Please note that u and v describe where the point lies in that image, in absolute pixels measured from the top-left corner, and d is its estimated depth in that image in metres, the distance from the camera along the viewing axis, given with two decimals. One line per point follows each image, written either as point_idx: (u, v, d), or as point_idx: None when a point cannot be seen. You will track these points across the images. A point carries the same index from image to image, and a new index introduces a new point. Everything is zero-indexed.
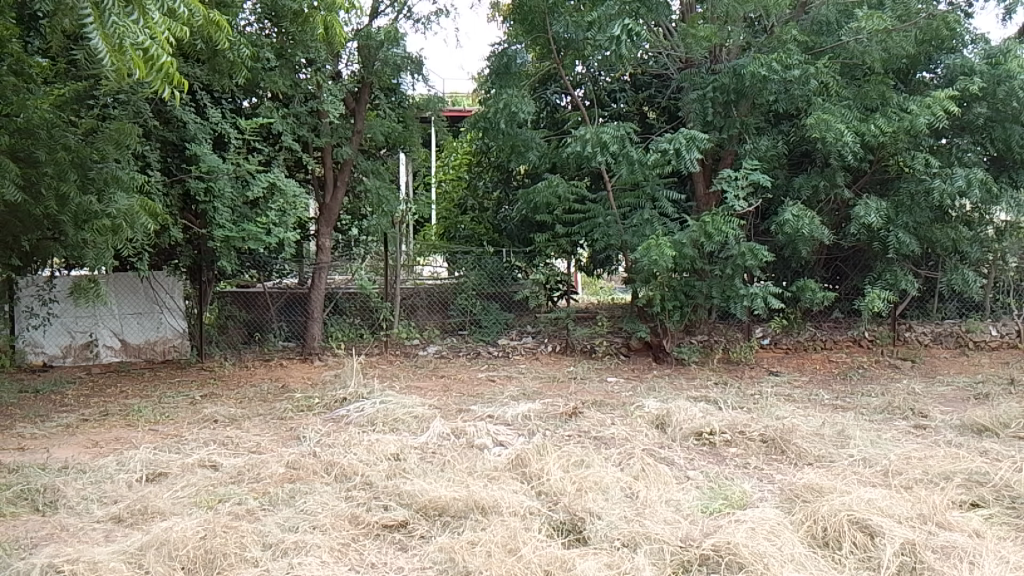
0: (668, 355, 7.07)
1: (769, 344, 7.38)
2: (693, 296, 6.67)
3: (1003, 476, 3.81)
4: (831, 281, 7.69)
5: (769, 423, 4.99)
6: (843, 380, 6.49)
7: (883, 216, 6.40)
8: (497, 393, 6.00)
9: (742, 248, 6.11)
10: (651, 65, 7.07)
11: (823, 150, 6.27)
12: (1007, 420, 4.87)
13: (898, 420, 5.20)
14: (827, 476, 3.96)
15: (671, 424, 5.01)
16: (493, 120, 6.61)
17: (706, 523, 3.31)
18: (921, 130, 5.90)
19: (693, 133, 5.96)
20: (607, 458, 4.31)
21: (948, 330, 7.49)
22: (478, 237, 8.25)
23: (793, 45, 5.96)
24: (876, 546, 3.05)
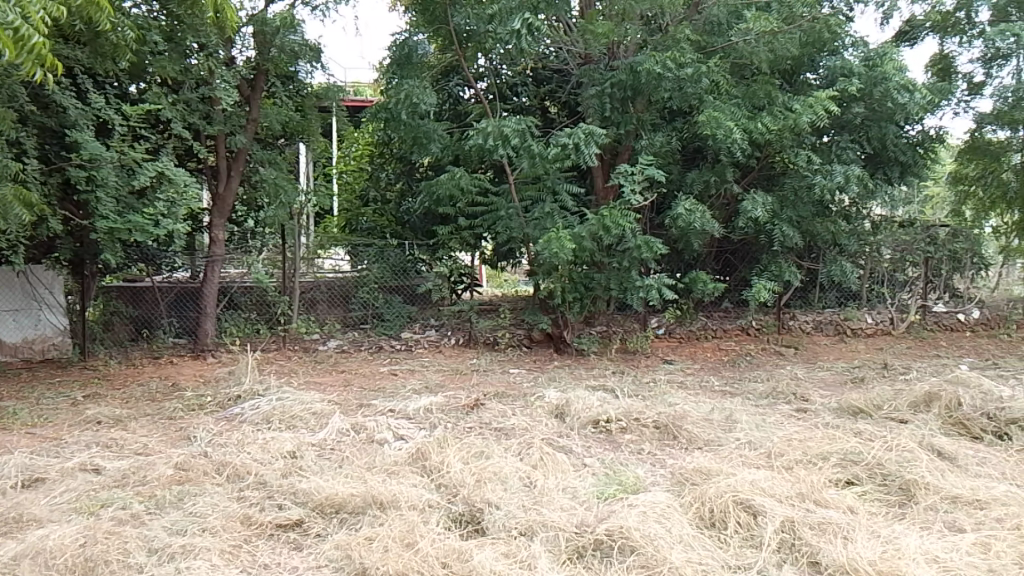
0: (568, 346, 7.20)
1: (664, 334, 7.63)
2: (592, 288, 6.81)
3: (875, 455, 4.07)
4: (721, 272, 8.01)
5: (663, 410, 5.16)
6: (731, 367, 6.79)
7: (769, 211, 6.70)
8: (398, 386, 5.96)
9: (639, 241, 6.27)
10: (552, 60, 7.12)
11: (714, 147, 6.52)
12: (879, 403, 5.20)
13: (782, 404, 5.49)
14: (715, 459, 4.13)
15: (569, 414, 5.11)
16: (394, 111, 6.58)
17: (600, 508, 3.41)
18: (805, 128, 6.19)
19: (591, 129, 6.08)
20: (507, 448, 4.36)
21: (828, 318, 7.89)
22: (380, 230, 8.01)
23: (686, 44, 6.14)
24: (760, 524, 3.21)
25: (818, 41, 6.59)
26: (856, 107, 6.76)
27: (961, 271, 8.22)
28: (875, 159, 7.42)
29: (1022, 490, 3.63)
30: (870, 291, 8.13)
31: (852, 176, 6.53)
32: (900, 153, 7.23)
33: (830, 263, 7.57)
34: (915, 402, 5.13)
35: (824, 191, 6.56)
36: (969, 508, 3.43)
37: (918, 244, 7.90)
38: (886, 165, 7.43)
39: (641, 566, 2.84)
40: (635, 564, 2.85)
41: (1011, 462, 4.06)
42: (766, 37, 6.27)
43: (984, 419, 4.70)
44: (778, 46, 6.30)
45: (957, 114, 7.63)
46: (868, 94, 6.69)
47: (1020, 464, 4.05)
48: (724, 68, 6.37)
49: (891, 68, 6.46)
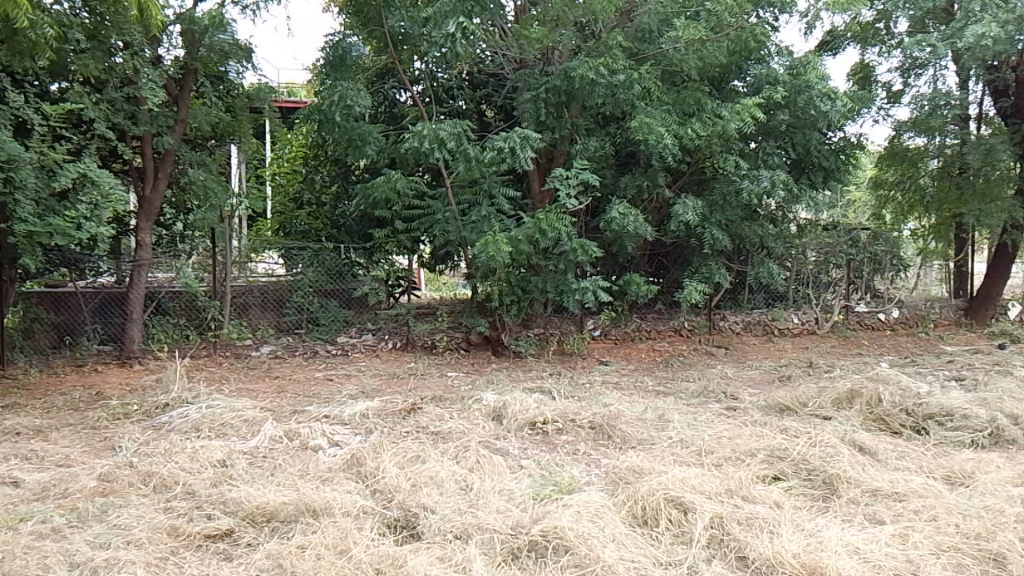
0: (506, 348, 7.24)
1: (599, 336, 7.71)
2: (529, 291, 6.85)
3: (799, 451, 4.21)
4: (654, 275, 8.15)
5: (598, 410, 5.24)
6: (664, 367, 6.92)
7: (699, 214, 6.87)
8: (334, 392, 5.89)
9: (575, 244, 6.35)
10: (488, 64, 7.14)
11: (646, 152, 6.64)
12: (805, 400, 5.38)
13: (712, 403, 5.63)
14: (648, 458, 4.22)
15: (506, 416, 5.14)
16: (328, 112, 6.49)
17: (536, 509, 3.44)
18: (733, 134, 6.38)
19: (526, 133, 6.11)
20: (443, 452, 4.36)
21: (757, 319, 8.11)
22: (315, 232, 7.98)
23: (618, 50, 6.24)
24: (689, 520, 3.30)
25: (745, 50, 6.78)
26: (781, 115, 6.99)
27: (881, 272, 8.56)
28: (800, 165, 7.67)
29: (937, 482, 3.80)
30: (796, 292, 8.40)
31: (778, 181, 6.74)
32: (822, 159, 7.52)
33: (758, 265, 7.81)
34: (839, 399, 5.32)
35: (751, 195, 6.75)
36: (888, 500, 3.58)
37: (840, 247, 8.19)
38: (810, 170, 7.68)
39: (575, 565, 2.88)
40: (569, 563, 2.89)
41: (927, 456, 4.25)
42: (696, 45, 6.42)
43: (902, 414, 4.90)
44: (707, 54, 6.45)
45: (877, 122, 7.94)
46: (792, 101, 6.90)
47: (935, 457, 4.24)
48: (655, 74, 6.50)
49: (814, 77, 6.68)
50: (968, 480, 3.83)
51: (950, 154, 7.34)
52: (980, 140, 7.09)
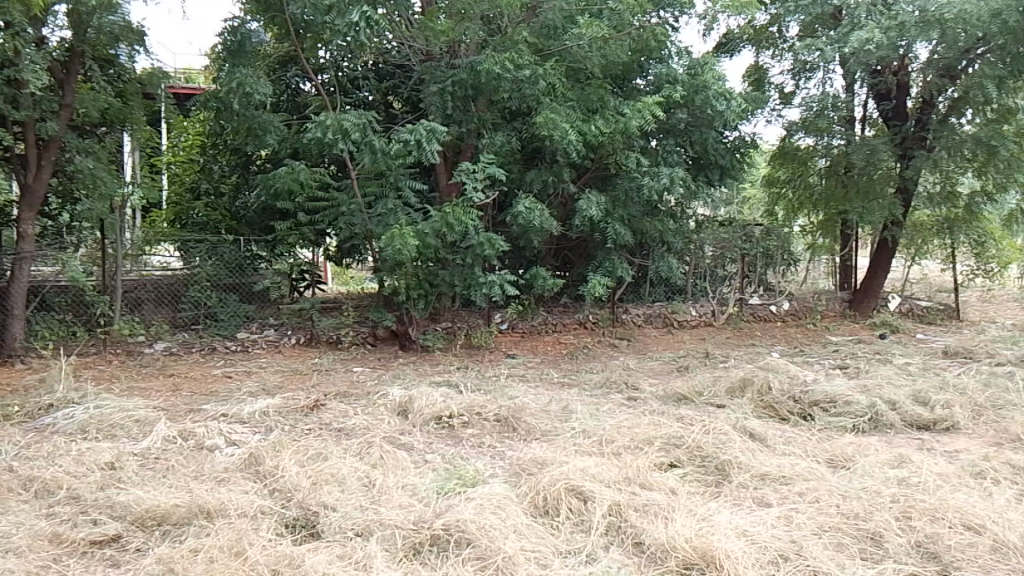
0: (414, 343, 7.20)
1: (507, 329, 7.77)
2: (436, 284, 6.84)
3: (694, 439, 4.37)
4: (560, 269, 8.26)
5: (503, 403, 5.28)
6: (569, 360, 7.04)
7: (602, 210, 7.01)
8: (233, 389, 5.71)
9: (481, 238, 6.40)
10: (393, 55, 7.05)
11: (551, 147, 6.72)
12: (700, 390, 5.60)
13: (614, 393, 5.77)
14: (551, 449, 4.29)
15: (412, 410, 5.12)
16: (226, 100, 6.26)
17: (438, 503, 3.44)
18: (634, 132, 6.54)
19: (433, 126, 6.09)
20: (346, 449, 4.30)
21: (658, 311, 8.35)
22: (213, 224, 7.61)
23: (523, 46, 6.28)
24: (589, 509, 3.37)
25: (646, 49, 6.94)
26: (680, 113, 7.21)
27: (773, 266, 8.95)
28: (699, 162, 7.93)
29: (820, 465, 4.02)
30: (694, 286, 8.68)
31: (677, 179, 6.98)
32: (719, 157, 7.81)
33: (658, 259, 8.05)
34: (732, 388, 5.56)
35: (651, 192, 6.97)
36: (776, 484, 3.76)
37: (735, 242, 8.52)
38: (708, 168, 7.95)
39: (477, 557, 2.91)
40: (470, 556, 2.92)
41: (812, 440, 4.48)
42: (598, 42, 6.53)
43: (790, 402, 5.15)
44: (609, 52, 6.58)
45: (769, 122, 8.28)
46: (690, 100, 7.14)
47: (819, 441, 4.47)
48: (560, 71, 6.57)
49: (710, 77, 6.94)
50: (849, 463, 4.06)
51: (836, 154, 7.74)
52: (863, 141, 7.50)
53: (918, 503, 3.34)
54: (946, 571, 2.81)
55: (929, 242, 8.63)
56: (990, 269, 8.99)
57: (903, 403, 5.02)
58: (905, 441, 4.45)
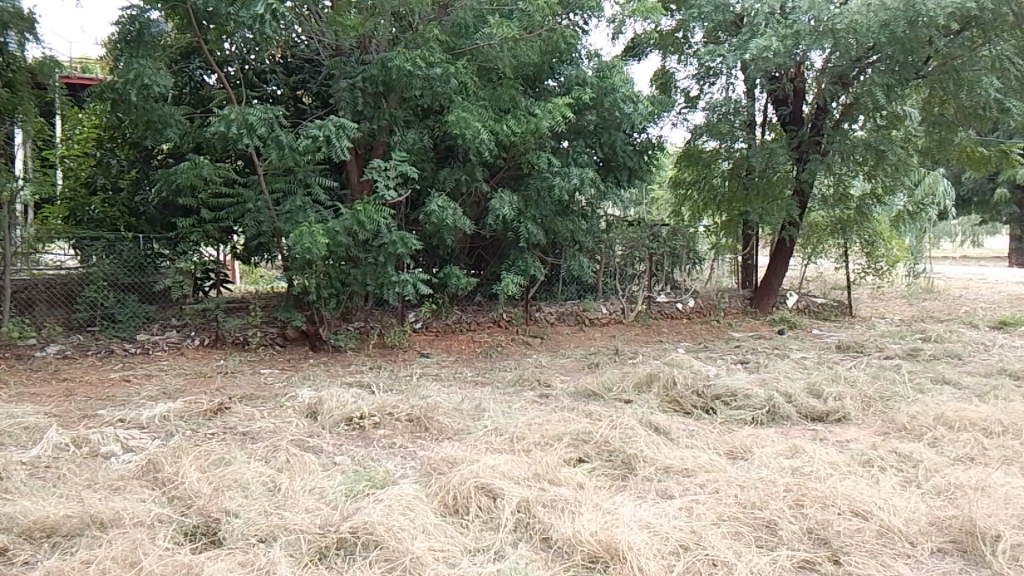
0: (324, 343, 7.09)
1: (421, 328, 7.72)
2: (348, 283, 6.74)
3: (602, 434, 4.46)
4: (474, 268, 8.26)
5: (415, 403, 5.25)
6: (483, 358, 7.06)
7: (515, 209, 7.05)
8: (131, 393, 5.48)
9: (394, 236, 6.34)
10: (302, 49, 6.87)
11: (463, 146, 6.72)
12: (609, 385, 5.72)
13: (527, 391, 5.83)
14: (462, 448, 4.30)
15: (322, 412, 5.04)
16: (122, 92, 5.96)
17: (346, 506, 3.40)
18: (545, 132, 6.61)
19: (342, 122, 5.99)
20: (251, 453, 4.20)
21: (570, 309, 8.47)
22: (110, 221, 7.33)
23: (434, 43, 6.25)
24: (498, 507, 3.40)
25: (556, 50, 7.00)
26: (589, 115, 7.33)
27: (680, 265, 9.21)
28: (609, 164, 8.08)
29: (721, 457, 4.16)
30: (605, 284, 8.85)
31: (587, 179, 7.11)
32: (628, 158, 7.98)
33: (569, 258, 8.14)
34: (639, 383, 5.70)
35: (562, 192, 7.07)
36: (679, 476, 3.88)
37: (644, 242, 8.72)
38: (617, 169, 8.12)
39: (384, 559, 2.89)
40: (378, 557, 2.90)
41: (713, 433, 4.63)
42: (509, 43, 6.56)
43: (693, 396, 5.31)
44: (520, 52, 6.61)
45: (675, 125, 8.51)
46: (599, 102, 7.28)
47: (721, 434, 4.64)
48: (471, 70, 6.57)
49: (618, 81, 7.12)
50: (748, 454, 4.22)
51: (738, 158, 8.03)
52: (763, 145, 7.79)
53: (810, 492, 3.50)
54: (836, 557, 2.96)
55: (825, 241, 9.05)
56: (879, 268, 9.44)
57: (799, 396, 5.25)
58: (801, 433, 4.66)
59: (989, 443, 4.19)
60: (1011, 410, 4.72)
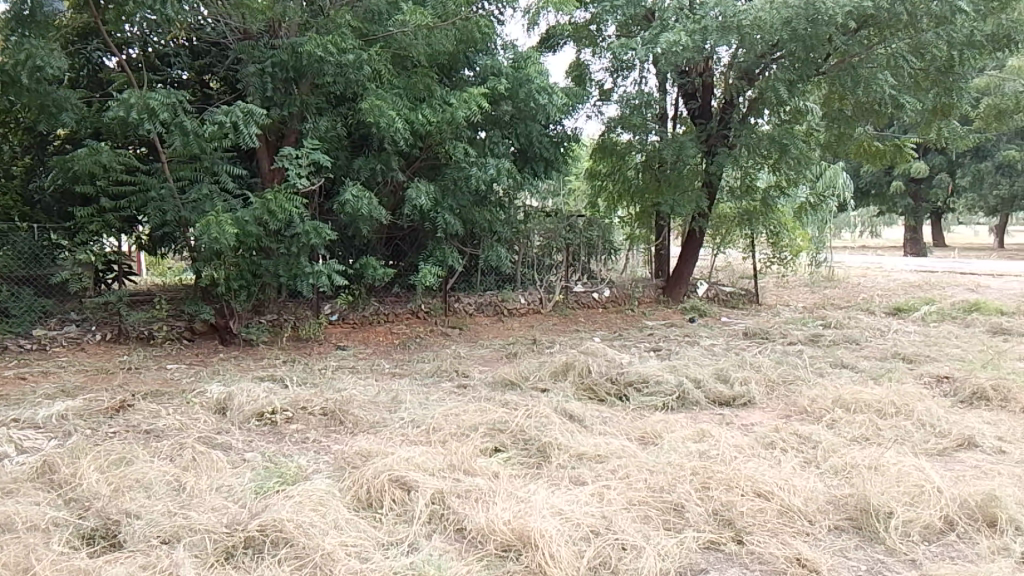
0: (235, 337, 6.89)
1: (337, 320, 7.58)
2: (259, 274, 6.55)
3: (518, 422, 4.49)
4: (391, 258, 8.16)
5: (329, 396, 5.16)
6: (401, 350, 6.99)
7: (432, 199, 6.98)
8: (26, 392, 5.19)
9: (307, 226, 6.19)
10: (207, 32, 6.54)
11: (378, 135, 6.60)
12: (526, 374, 5.76)
13: (445, 382, 5.81)
14: (377, 440, 4.25)
15: (231, 408, 4.89)
16: (11, 73, 5.52)
17: (255, 503, 3.31)
18: (461, 122, 6.58)
19: (250, 108, 5.80)
20: (155, 452, 4.04)
21: (488, 300, 8.48)
22: (3, 210, 6.75)
23: (346, 29, 6.12)
24: (412, 499, 3.37)
25: (471, 40, 6.92)
26: (505, 105, 7.33)
27: (596, 255, 9.33)
28: (525, 154, 8.11)
29: (633, 443, 4.25)
30: (523, 275, 8.88)
31: (503, 170, 7.11)
32: (544, 149, 8.02)
33: (487, 248, 8.07)
34: (555, 371, 5.77)
35: (479, 182, 7.05)
36: (592, 463, 3.94)
37: (560, 232, 8.79)
38: (533, 159, 8.16)
39: (294, 557, 2.83)
40: (287, 556, 2.83)
41: (626, 420, 4.72)
42: (424, 31, 6.48)
43: (608, 384, 5.41)
44: (434, 40, 6.54)
45: (590, 117, 8.61)
46: (514, 93, 7.29)
47: (634, 420, 4.74)
48: (385, 57, 6.46)
49: (533, 72, 7.14)
50: (658, 440, 4.33)
51: (651, 150, 8.19)
52: (674, 138, 7.96)
53: (716, 474, 3.61)
54: (739, 536, 3.07)
55: (734, 232, 9.34)
56: (784, 257, 9.84)
57: (707, 381, 5.42)
58: (709, 417, 4.80)
59: (883, 423, 4.42)
60: (902, 391, 4.99)
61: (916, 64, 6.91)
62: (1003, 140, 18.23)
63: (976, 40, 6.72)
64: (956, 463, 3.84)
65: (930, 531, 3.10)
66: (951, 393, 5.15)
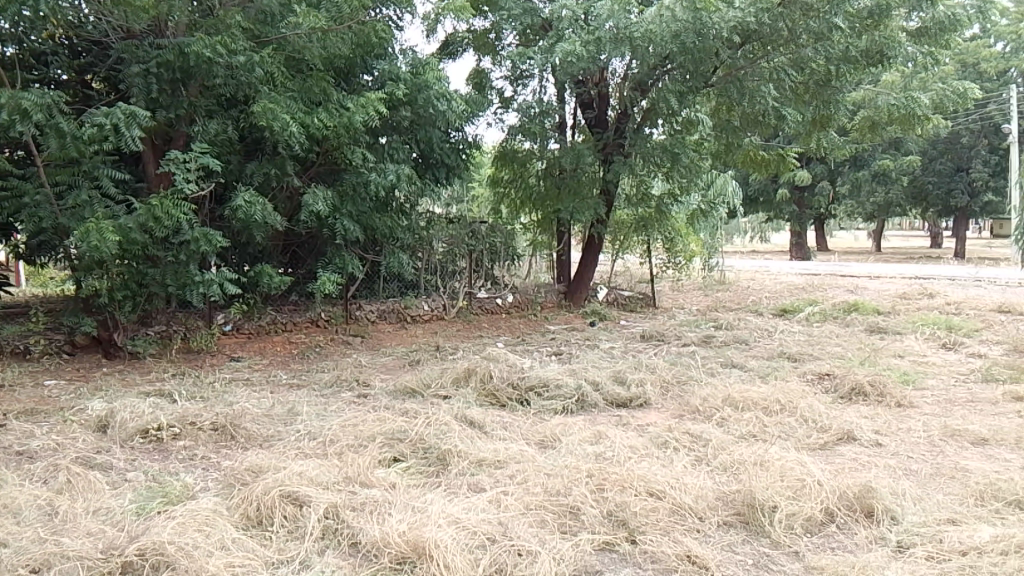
0: (120, 350, 6.53)
1: (231, 331, 7.29)
2: (145, 284, 6.22)
3: (417, 431, 4.43)
4: (288, 265, 7.93)
5: (220, 410, 4.95)
6: (299, 360, 6.80)
7: (330, 205, 6.81)
8: None
9: (196, 233, 5.92)
10: (88, 30, 6.10)
11: (271, 139, 6.40)
12: (427, 382, 5.69)
13: (345, 392, 5.69)
14: (270, 455, 4.10)
15: (113, 425, 4.62)
16: None
17: (135, 525, 3.13)
18: (358, 127, 6.45)
19: (133, 110, 5.52)
20: (26, 476, 3.77)
21: (391, 307, 8.36)
22: None
23: (236, 30, 5.94)
24: (304, 515, 3.27)
25: (368, 44, 6.75)
26: (403, 111, 7.25)
27: (499, 261, 9.35)
28: (426, 160, 8.05)
29: (532, 447, 4.27)
30: (426, 281, 8.81)
31: (403, 175, 7.04)
32: (444, 156, 8.01)
33: (389, 255, 7.93)
34: (457, 377, 5.73)
35: (378, 188, 6.95)
36: (491, 469, 3.93)
37: (462, 238, 8.77)
38: (434, 166, 8.11)
39: None
40: None
41: (526, 424, 4.74)
42: (318, 34, 6.35)
43: (509, 389, 5.42)
44: (330, 44, 6.41)
45: (491, 125, 8.63)
46: (412, 99, 7.22)
47: (533, 424, 4.76)
48: (278, 60, 6.29)
49: (432, 78, 7.13)
50: (557, 443, 4.36)
51: (551, 157, 8.28)
52: (573, 146, 8.09)
53: (610, 476, 3.66)
54: (633, 536, 3.11)
55: (632, 237, 9.55)
56: (679, 262, 10.13)
57: (605, 384, 5.50)
58: (607, 419, 4.87)
59: (769, 420, 4.60)
60: (787, 389, 5.21)
61: (797, 77, 7.26)
62: (878, 150, 19.44)
63: (850, 55, 7.11)
64: (836, 456, 4.02)
65: (812, 523, 3.23)
66: (832, 389, 5.41)
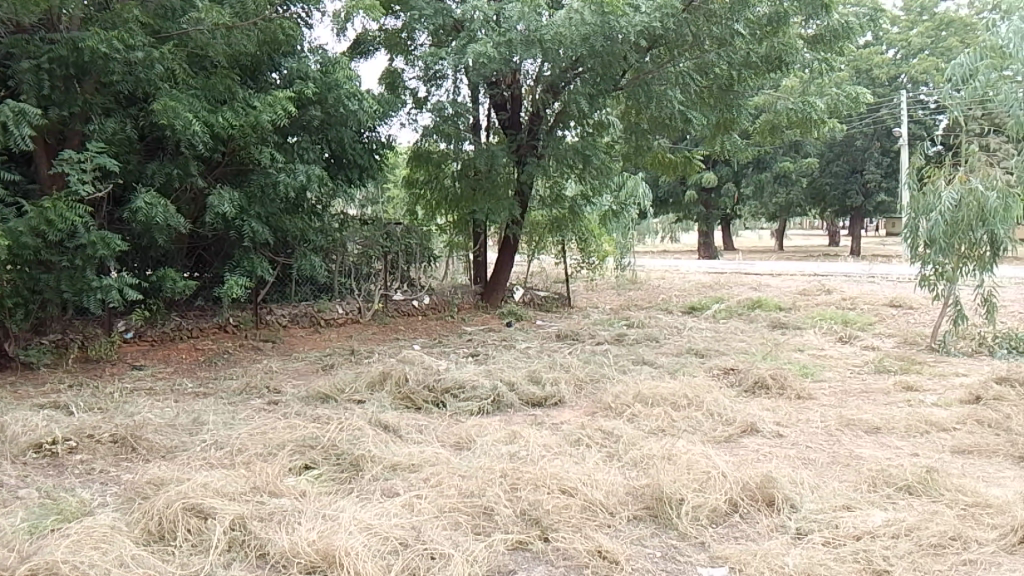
0: (11, 361, 6.18)
1: (133, 338, 7.00)
2: (39, 290, 5.89)
3: (329, 437, 4.35)
4: (194, 269, 7.65)
5: (121, 421, 4.74)
6: (206, 367, 6.58)
7: (237, 206, 6.60)
8: None
9: (93, 236, 5.64)
10: None
11: (173, 138, 6.15)
12: (341, 387, 5.60)
13: (254, 399, 5.54)
14: (174, 466, 3.96)
15: (4, 440, 4.36)
16: None
17: (27, 545, 2.96)
18: (266, 126, 6.27)
19: (22, 107, 5.22)
20: None
21: (303, 310, 8.17)
22: None
23: (134, 25, 5.69)
24: (209, 527, 3.16)
25: (274, 42, 6.59)
26: (313, 110, 7.10)
27: (414, 263, 9.29)
28: (338, 160, 7.91)
29: (447, 449, 4.26)
30: (340, 284, 8.65)
31: (313, 176, 6.88)
32: (356, 156, 7.88)
33: (300, 257, 7.74)
34: (372, 380, 5.66)
35: (287, 189, 6.77)
36: (405, 473, 3.89)
37: (377, 240, 8.67)
38: (346, 166, 7.98)
39: None
40: None
41: (441, 426, 4.72)
42: (222, 30, 6.15)
43: (424, 391, 5.38)
44: (234, 40, 6.22)
45: (405, 125, 8.56)
46: (322, 98, 7.06)
47: (448, 426, 4.75)
48: (179, 56, 6.06)
49: (342, 76, 6.99)
50: (472, 444, 4.36)
51: (466, 158, 8.26)
52: (487, 147, 8.10)
53: (523, 475, 3.68)
54: (545, 534, 3.14)
55: (546, 237, 9.63)
56: (593, 262, 10.29)
57: (520, 384, 5.54)
58: (522, 419, 4.90)
59: (677, 415, 4.72)
60: (695, 384, 5.36)
61: (701, 81, 7.49)
62: (780, 153, 20.30)
63: (751, 60, 7.38)
64: (740, 448, 4.17)
65: (716, 514, 3.33)
66: (736, 383, 5.60)
